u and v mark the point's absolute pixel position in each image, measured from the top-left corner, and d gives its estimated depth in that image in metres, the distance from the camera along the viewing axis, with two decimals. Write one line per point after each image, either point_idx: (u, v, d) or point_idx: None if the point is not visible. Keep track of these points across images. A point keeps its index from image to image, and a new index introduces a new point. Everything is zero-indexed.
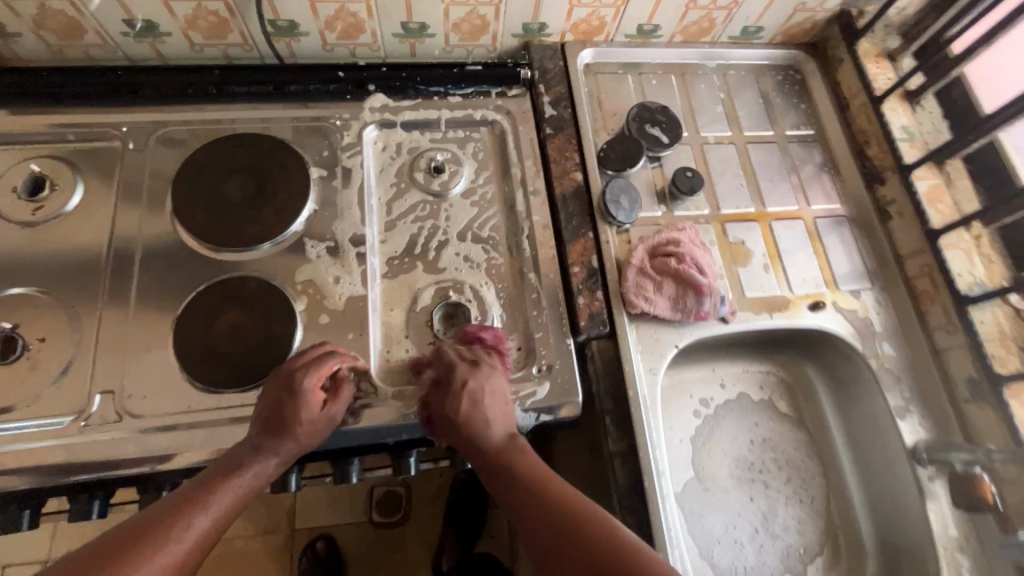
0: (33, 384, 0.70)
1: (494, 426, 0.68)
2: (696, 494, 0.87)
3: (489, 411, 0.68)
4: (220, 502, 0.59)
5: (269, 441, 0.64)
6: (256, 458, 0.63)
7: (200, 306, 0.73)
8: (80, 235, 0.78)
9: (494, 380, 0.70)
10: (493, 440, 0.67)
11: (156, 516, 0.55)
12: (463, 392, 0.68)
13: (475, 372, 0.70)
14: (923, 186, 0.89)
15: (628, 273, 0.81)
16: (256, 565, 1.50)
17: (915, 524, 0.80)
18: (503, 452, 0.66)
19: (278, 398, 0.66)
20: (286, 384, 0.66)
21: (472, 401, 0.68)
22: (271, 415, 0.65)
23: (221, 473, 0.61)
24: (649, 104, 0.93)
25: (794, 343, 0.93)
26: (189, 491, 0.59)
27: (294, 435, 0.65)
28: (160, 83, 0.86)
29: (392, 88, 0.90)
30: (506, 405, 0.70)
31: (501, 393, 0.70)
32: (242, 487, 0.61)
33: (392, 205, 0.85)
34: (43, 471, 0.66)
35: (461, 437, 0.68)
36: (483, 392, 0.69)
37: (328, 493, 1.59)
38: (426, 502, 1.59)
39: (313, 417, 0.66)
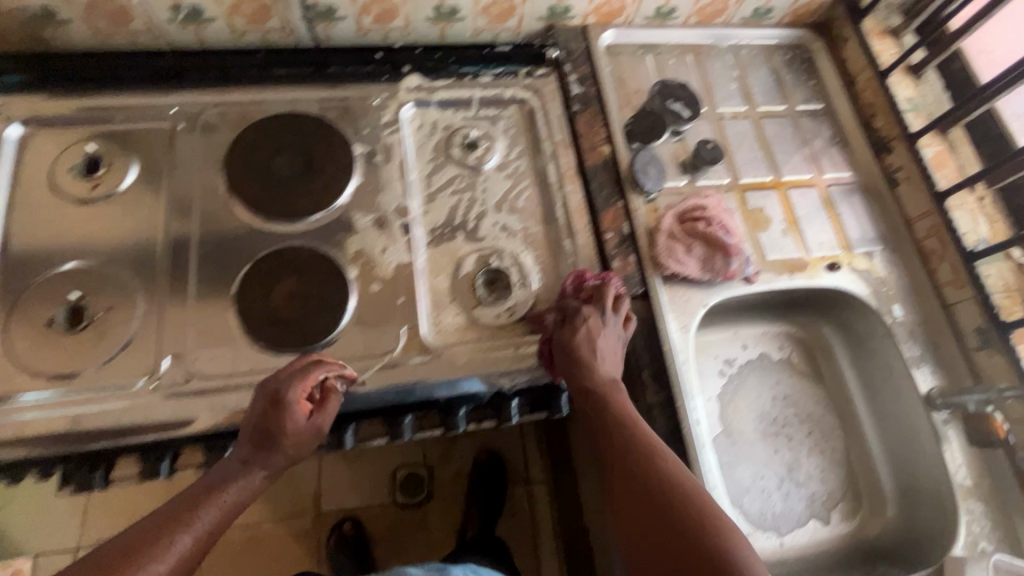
0: (104, 349, 0.73)
1: (603, 365, 0.70)
2: (726, 447, 0.91)
3: (603, 353, 0.71)
4: (203, 521, 0.58)
5: (256, 458, 0.63)
6: (243, 475, 0.62)
7: (260, 275, 0.77)
8: (137, 212, 0.81)
9: (614, 329, 0.73)
10: (598, 376, 0.68)
11: (142, 531, 0.55)
12: (585, 330, 0.71)
13: (601, 317, 0.73)
14: (929, 153, 0.95)
15: (659, 237, 0.86)
16: (282, 549, 1.50)
17: (931, 466, 0.85)
18: (607, 387, 0.68)
19: (263, 411, 0.64)
20: (270, 399, 0.65)
21: (590, 340, 0.71)
22: (257, 429, 0.64)
23: (208, 489, 0.61)
24: (669, 82, 0.98)
25: (810, 304, 0.98)
26: (172, 507, 0.59)
27: (283, 449, 0.64)
28: (204, 67, 0.89)
29: (426, 69, 0.94)
30: (616, 353, 0.72)
31: (616, 341, 0.73)
32: (228, 503, 0.61)
33: (431, 179, 0.89)
34: (119, 430, 0.69)
35: (572, 371, 0.70)
36: (602, 336, 0.72)
37: (351, 475, 1.58)
38: (448, 482, 1.59)
39: (300, 429, 0.64)
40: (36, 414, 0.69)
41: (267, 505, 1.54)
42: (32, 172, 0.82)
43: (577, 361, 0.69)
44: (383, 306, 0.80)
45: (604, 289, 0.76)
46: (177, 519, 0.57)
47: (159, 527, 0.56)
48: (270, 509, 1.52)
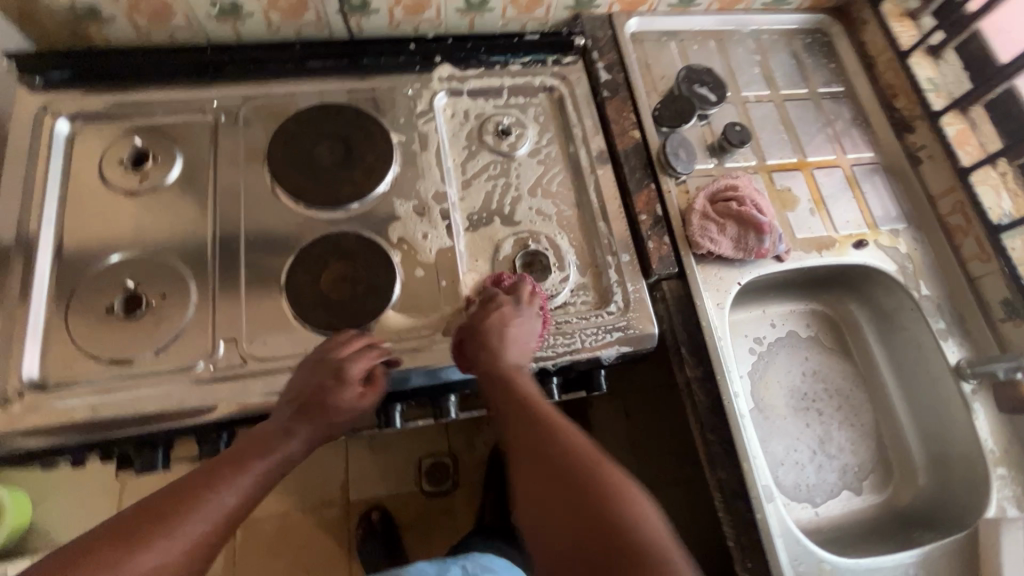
0: (161, 335, 0.75)
1: (511, 350, 0.71)
2: (759, 422, 0.94)
3: (512, 339, 0.72)
4: (253, 474, 0.61)
5: (302, 420, 0.67)
6: (288, 434, 0.65)
7: (309, 261, 0.80)
8: (186, 203, 0.84)
9: (529, 320, 0.75)
10: (501, 360, 0.70)
11: (196, 480, 0.57)
12: (498, 317, 0.74)
13: (514, 307, 0.75)
14: (951, 131, 0.98)
15: (692, 218, 0.89)
16: (312, 538, 1.53)
17: (962, 434, 0.87)
18: (510, 370, 0.69)
19: (321, 380, 0.68)
20: (329, 367, 0.69)
21: (500, 323, 0.73)
22: (307, 399, 0.67)
23: (253, 451, 0.63)
24: (694, 67, 1.00)
25: (837, 281, 1.01)
26: (221, 461, 0.61)
27: (325, 416, 0.68)
28: (242, 61, 0.91)
29: (457, 59, 0.96)
30: (526, 345, 0.73)
31: (530, 333, 0.75)
32: (276, 461, 0.63)
33: (466, 166, 0.91)
34: (181, 412, 0.72)
35: (485, 353, 0.71)
36: (514, 324, 0.73)
37: (376, 465, 1.60)
38: (472, 469, 1.62)
39: (350, 402, 0.69)
40: (100, 398, 0.71)
41: (295, 495, 1.56)
42: (81, 166, 0.84)
43: (484, 345, 0.71)
44: (428, 288, 0.82)
45: (523, 286, 0.79)
46: (231, 471, 0.60)
47: (214, 478, 0.58)
48: (299, 500, 1.55)
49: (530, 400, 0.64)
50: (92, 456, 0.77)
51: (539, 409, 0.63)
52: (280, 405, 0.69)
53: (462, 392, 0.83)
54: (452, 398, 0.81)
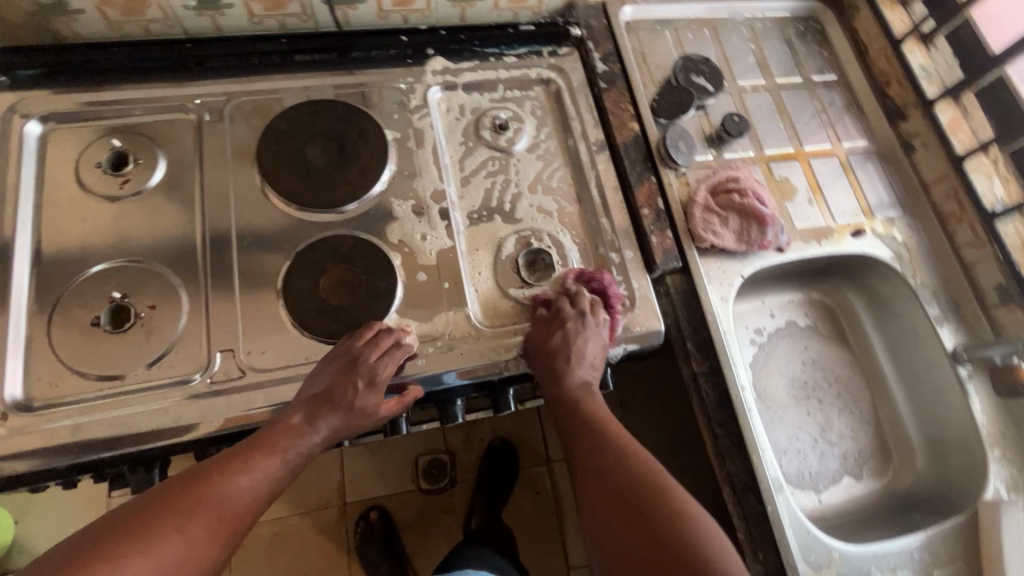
0: (153, 348, 0.72)
1: (581, 367, 0.75)
2: (762, 412, 0.95)
3: (582, 355, 0.75)
4: (267, 468, 0.62)
5: (326, 415, 0.67)
6: (309, 427, 0.66)
7: (306, 265, 0.77)
8: (171, 207, 0.79)
9: (597, 332, 0.77)
10: (570, 379, 0.74)
11: (207, 473, 0.59)
12: (565, 336, 0.75)
13: (580, 322, 0.76)
14: (944, 118, 0.99)
15: (694, 210, 0.88)
16: (309, 542, 1.50)
17: (959, 419, 0.89)
18: (579, 390, 0.74)
19: (352, 380, 0.68)
20: (361, 371, 0.69)
21: (566, 342, 0.75)
22: (333, 395, 0.68)
23: (278, 439, 0.64)
24: (691, 56, 0.99)
25: (834, 270, 1.01)
26: (233, 454, 0.62)
27: (351, 414, 0.69)
28: (223, 56, 0.87)
29: (450, 51, 0.93)
30: (599, 356, 0.77)
31: (602, 345, 0.77)
32: (292, 454, 0.65)
33: (463, 162, 0.89)
34: (178, 428, 0.69)
35: (549, 369, 0.74)
36: (583, 340, 0.76)
37: (373, 464, 1.59)
38: (469, 467, 1.61)
39: (373, 405, 0.70)
40: (90, 417, 0.68)
41: (291, 499, 1.53)
42: (55, 170, 0.79)
43: (549, 367, 0.74)
44: (431, 291, 0.80)
45: (588, 296, 0.79)
46: (259, 454, 0.62)
47: (222, 472, 0.60)
48: (295, 503, 1.53)
49: (594, 418, 0.70)
50: (84, 477, 0.73)
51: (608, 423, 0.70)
52: (300, 398, 0.68)
53: (468, 395, 0.82)
54: (460, 402, 0.80)
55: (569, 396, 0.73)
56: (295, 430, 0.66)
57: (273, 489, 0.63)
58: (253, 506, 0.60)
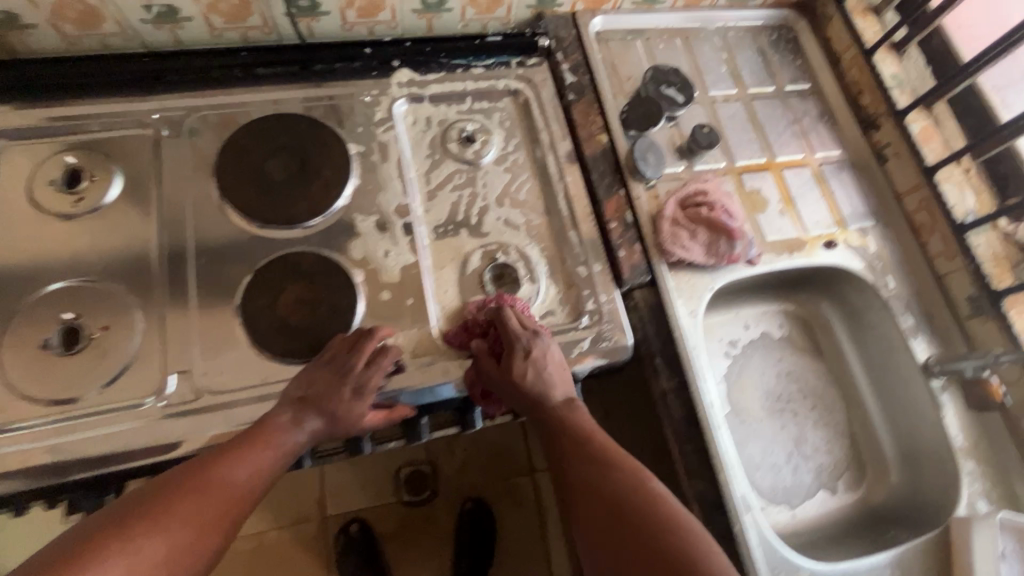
0: (104, 371, 0.70)
1: (556, 388, 0.71)
2: (734, 426, 0.93)
3: (552, 376, 0.71)
4: (264, 460, 0.63)
5: (311, 418, 0.68)
6: (296, 426, 0.67)
7: (264, 283, 0.75)
8: (127, 226, 0.78)
9: (553, 350, 0.73)
10: (552, 404, 0.70)
11: (206, 464, 0.60)
12: (528, 362, 0.71)
13: (536, 343, 0.72)
14: (916, 128, 0.98)
15: (662, 224, 0.87)
16: (289, 556, 1.48)
17: (932, 431, 0.89)
18: (564, 410, 0.70)
19: (338, 387, 0.69)
20: (348, 379, 0.69)
21: (537, 370, 0.71)
22: (319, 401, 0.68)
23: (271, 435, 0.65)
24: (661, 66, 0.98)
25: (808, 281, 1.01)
26: (227, 447, 0.63)
27: (333, 422, 0.68)
28: (182, 69, 0.85)
29: (416, 63, 0.92)
30: (564, 371, 0.73)
31: (561, 359, 0.74)
32: (282, 451, 0.65)
33: (429, 175, 0.88)
34: (127, 454, 0.67)
35: (526, 400, 0.70)
36: (546, 362, 0.72)
37: (354, 476, 1.57)
38: (452, 479, 1.59)
39: (360, 414, 0.69)
40: (38, 443, 0.66)
41: (271, 512, 1.51)
42: (8, 187, 0.77)
43: (525, 396, 0.70)
44: (393, 307, 0.78)
45: (520, 313, 0.76)
46: (256, 447, 0.64)
47: (220, 463, 0.61)
48: (274, 517, 1.50)
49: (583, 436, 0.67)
50: (34, 503, 0.71)
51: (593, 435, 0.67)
52: (286, 397, 0.69)
53: (433, 413, 0.81)
54: (425, 421, 0.78)
55: (554, 418, 0.69)
56: (283, 428, 0.66)
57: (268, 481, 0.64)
58: (252, 495, 0.61)
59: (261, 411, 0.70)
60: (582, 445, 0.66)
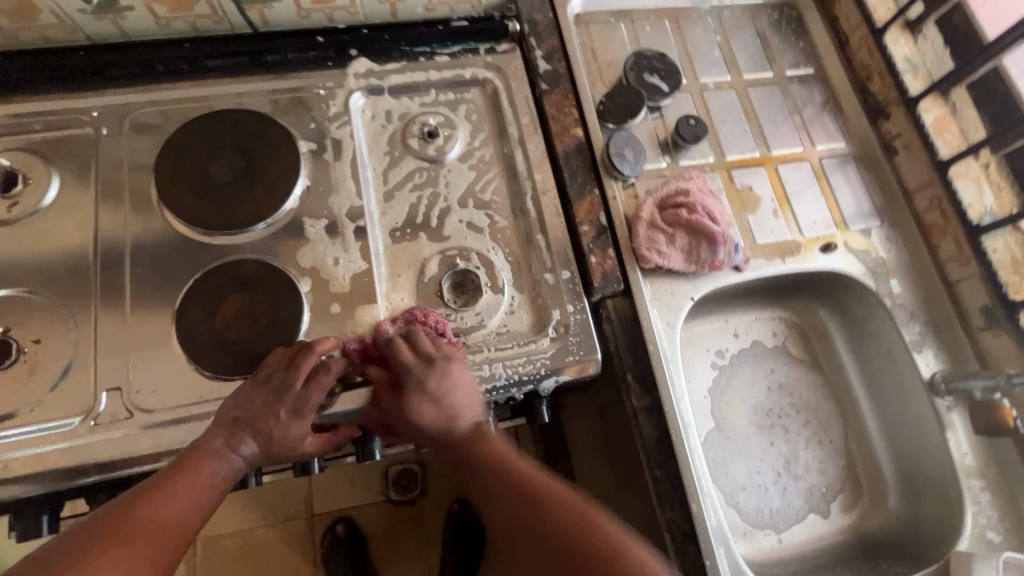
0: (33, 388, 0.67)
1: (461, 417, 0.68)
2: (718, 443, 0.87)
3: (456, 405, 0.68)
4: (199, 492, 0.61)
5: (247, 441, 0.65)
6: (231, 450, 0.64)
7: (203, 294, 0.71)
8: (63, 232, 0.74)
9: (459, 375, 0.68)
10: (459, 433, 0.68)
11: (141, 497, 0.59)
12: (426, 396, 0.67)
13: (434, 373, 0.68)
14: (929, 118, 0.88)
15: (638, 227, 0.80)
16: (278, 559, 1.32)
17: (935, 454, 0.81)
18: (474, 441, 0.68)
19: (272, 410, 0.65)
20: (284, 400, 0.65)
21: (434, 402, 0.67)
22: (252, 424, 0.64)
23: (204, 461, 0.62)
24: (644, 52, 0.90)
25: (803, 286, 0.93)
26: (160, 481, 0.60)
27: (270, 445, 0.65)
28: (125, 61, 0.81)
29: (375, 52, 0.86)
30: (473, 394, 0.69)
31: (469, 380, 0.69)
32: (216, 479, 0.62)
33: (388, 174, 0.81)
34: (56, 475, 0.64)
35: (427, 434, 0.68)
36: (448, 391, 0.68)
37: (342, 472, 1.39)
38: (442, 476, 1.40)
39: (296, 439, 0.66)
40: None
41: (258, 508, 1.35)
42: None
43: (428, 432, 0.68)
44: (342, 319, 0.73)
45: (420, 335, 0.70)
46: (188, 477, 0.61)
47: (154, 499, 0.59)
48: (263, 515, 1.35)
49: (519, 478, 0.64)
50: None
51: (527, 477, 0.64)
52: (220, 417, 0.65)
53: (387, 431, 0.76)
54: (377, 439, 0.73)
55: (473, 455, 0.67)
56: (217, 455, 0.63)
57: (205, 513, 0.62)
58: (188, 527, 0.60)
59: (197, 432, 0.66)
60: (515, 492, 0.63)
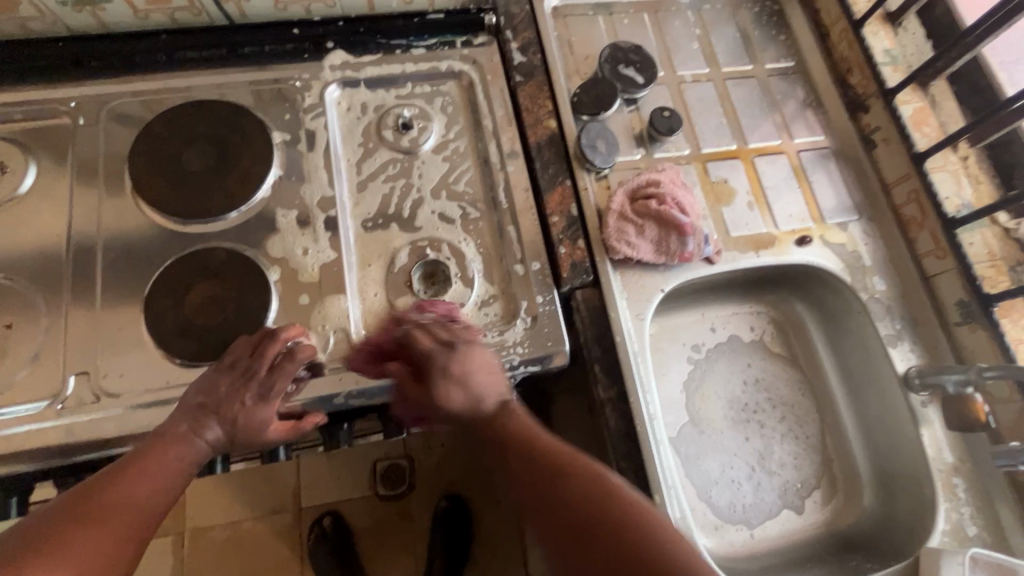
0: (3, 371, 0.68)
1: (488, 398, 0.66)
2: (691, 438, 0.86)
3: (479, 386, 0.66)
4: (168, 475, 0.59)
5: (211, 426, 0.63)
6: (195, 435, 0.63)
7: (173, 280, 0.72)
8: (38, 220, 0.75)
9: (476, 356, 0.67)
10: (487, 412, 0.66)
11: (107, 480, 0.56)
12: (448, 379, 0.66)
13: (453, 355, 0.66)
14: (907, 111, 0.87)
15: (608, 218, 0.80)
16: (263, 552, 1.28)
17: (910, 450, 0.80)
18: (495, 420, 0.65)
19: (238, 394, 0.64)
20: (249, 384, 0.65)
21: (460, 384, 0.66)
22: (218, 408, 0.64)
23: (168, 446, 0.61)
24: (621, 44, 0.90)
25: (780, 280, 0.92)
26: (128, 463, 0.58)
27: (235, 430, 0.65)
28: (103, 53, 0.82)
29: (352, 44, 0.86)
30: (495, 373, 0.67)
31: (489, 361, 0.67)
32: (183, 463, 0.61)
33: (361, 165, 0.82)
34: (21, 456, 0.65)
35: (450, 417, 0.68)
36: (469, 373, 0.66)
37: (328, 464, 1.35)
38: (430, 470, 1.35)
39: (262, 423, 0.65)
40: None
41: (244, 499, 1.31)
42: None
43: (455, 416, 0.67)
44: (309, 307, 0.74)
45: (434, 324, 0.69)
46: (155, 461, 0.59)
47: (123, 481, 0.56)
48: (248, 506, 1.30)
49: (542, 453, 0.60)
50: None
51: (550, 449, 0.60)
52: (184, 402, 0.64)
53: (356, 419, 0.78)
54: (346, 427, 0.76)
55: (498, 433, 0.64)
56: (181, 439, 0.62)
57: (171, 499, 0.59)
58: (156, 512, 0.57)
59: (163, 417, 0.67)
60: (540, 469, 0.59)
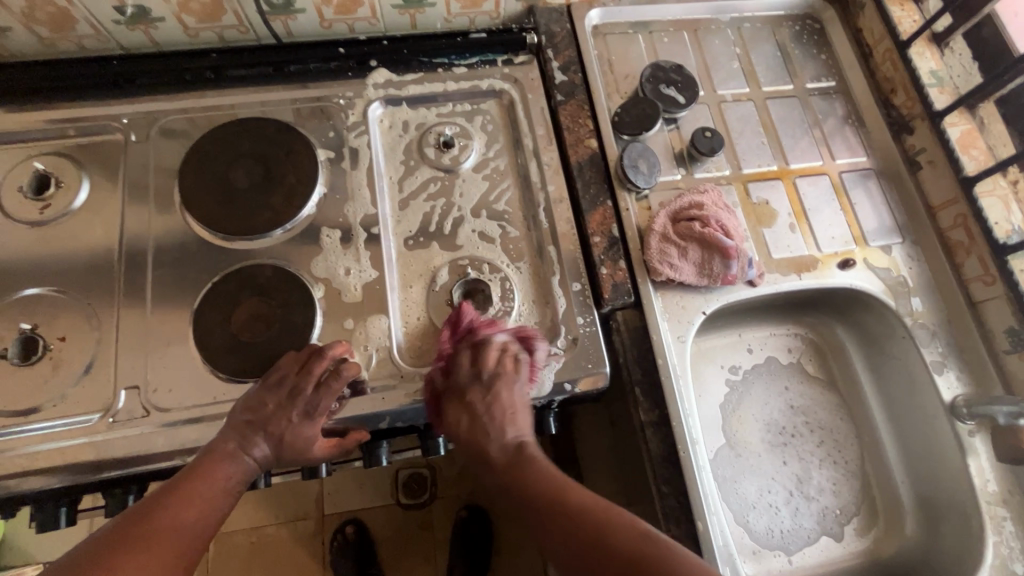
0: (56, 384, 0.69)
1: (503, 436, 0.66)
2: (728, 460, 0.85)
3: (494, 423, 0.66)
4: (215, 496, 0.60)
5: (259, 443, 0.64)
6: (243, 453, 0.63)
7: (220, 296, 0.73)
8: (89, 234, 0.76)
9: (503, 395, 0.67)
10: (494, 449, 0.65)
11: (158, 504, 0.57)
12: (465, 408, 0.67)
13: (482, 387, 0.68)
14: (955, 133, 0.86)
15: (650, 240, 0.80)
16: (287, 558, 1.29)
17: (953, 478, 0.79)
18: (496, 459, 0.65)
19: (285, 414, 0.65)
20: (295, 403, 0.65)
21: (472, 415, 0.67)
22: (264, 426, 0.65)
23: (216, 466, 0.61)
24: (662, 63, 0.90)
25: (818, 303, 0.91)
26: (179, 484, 0.59)
27: (280, 446, 0.65)
28: (154, 70, 0.83)
29: (395, 63, 0.87)
30: (517, 416, 0.67)
31: (517, 403, 0.67)
32: (229, 482, 0.61)
33: (403, 183, 0.82)
34: (74, 469, 0.66)
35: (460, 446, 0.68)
36: (487, 408, 0.67)
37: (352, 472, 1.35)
38: (452, 480, 1.35)
39: (307, 441, 0.66)
40: None
41: (269, 506, 1.31)
42: None
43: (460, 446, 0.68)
44: (353, 326, 0.74)
45: (488, 348, 0.69)
46: (201, 483, 0.60)
47: (173, 504, 0.57)
48: (273, 512, 1.31)
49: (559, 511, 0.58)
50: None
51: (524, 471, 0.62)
52: (232, 420, 0.65)
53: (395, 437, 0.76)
54: (384, 444, 0.74)
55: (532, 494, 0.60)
56: (230, 456, 0.62)
57: (218, 519, 0.60)
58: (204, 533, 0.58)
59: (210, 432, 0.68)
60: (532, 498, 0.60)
